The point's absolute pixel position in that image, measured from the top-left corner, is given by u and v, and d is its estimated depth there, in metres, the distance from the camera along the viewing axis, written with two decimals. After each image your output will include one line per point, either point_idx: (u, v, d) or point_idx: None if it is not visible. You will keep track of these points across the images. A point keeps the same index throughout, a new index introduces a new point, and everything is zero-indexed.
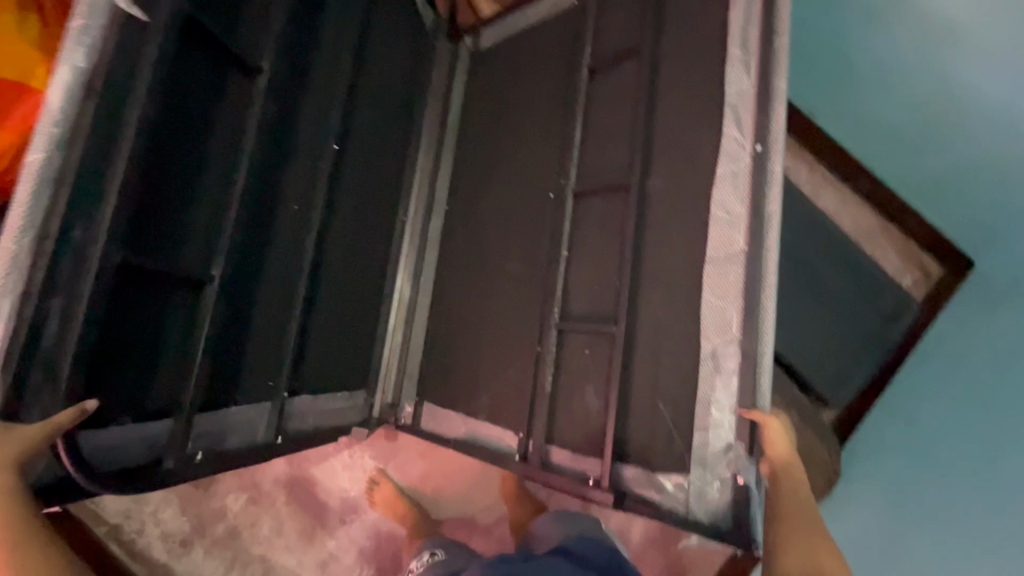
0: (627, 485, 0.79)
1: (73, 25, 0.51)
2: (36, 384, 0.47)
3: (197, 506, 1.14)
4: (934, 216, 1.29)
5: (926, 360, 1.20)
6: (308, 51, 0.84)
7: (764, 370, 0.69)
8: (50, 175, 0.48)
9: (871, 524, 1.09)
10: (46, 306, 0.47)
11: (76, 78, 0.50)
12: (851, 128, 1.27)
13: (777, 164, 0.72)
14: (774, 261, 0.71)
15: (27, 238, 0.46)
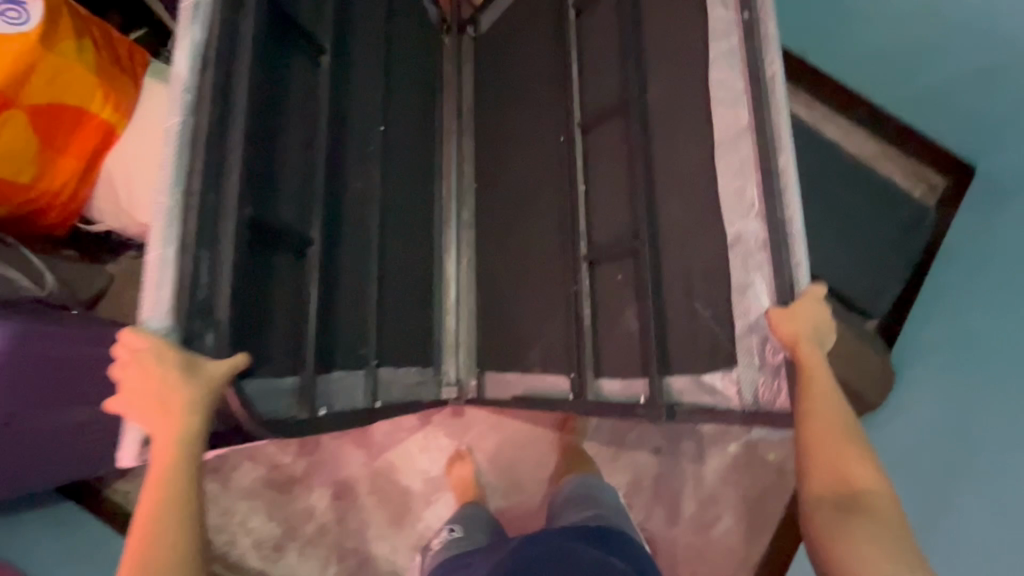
0: (679, 397, 0.81)
1: (186, 21, 0.59)
2: (199, 326, 0.54)
3: (285, 509, 1.18)
4: (927, 127, 1.36)
5: (945, 256, 1.26)
6: (350, 32, 0.91)
7: (796, 238, 0.70)
8: (183, 141, 0.56)
9: (935, 416, 1.14)
10: (199, 257, 0.55)
11: (192, 61, 0.58)
12: (839, 60, 1.35)
13: (768, 26, 0.74)
14: (785, 122, 0.72)
15: (175, 198, 0.54)
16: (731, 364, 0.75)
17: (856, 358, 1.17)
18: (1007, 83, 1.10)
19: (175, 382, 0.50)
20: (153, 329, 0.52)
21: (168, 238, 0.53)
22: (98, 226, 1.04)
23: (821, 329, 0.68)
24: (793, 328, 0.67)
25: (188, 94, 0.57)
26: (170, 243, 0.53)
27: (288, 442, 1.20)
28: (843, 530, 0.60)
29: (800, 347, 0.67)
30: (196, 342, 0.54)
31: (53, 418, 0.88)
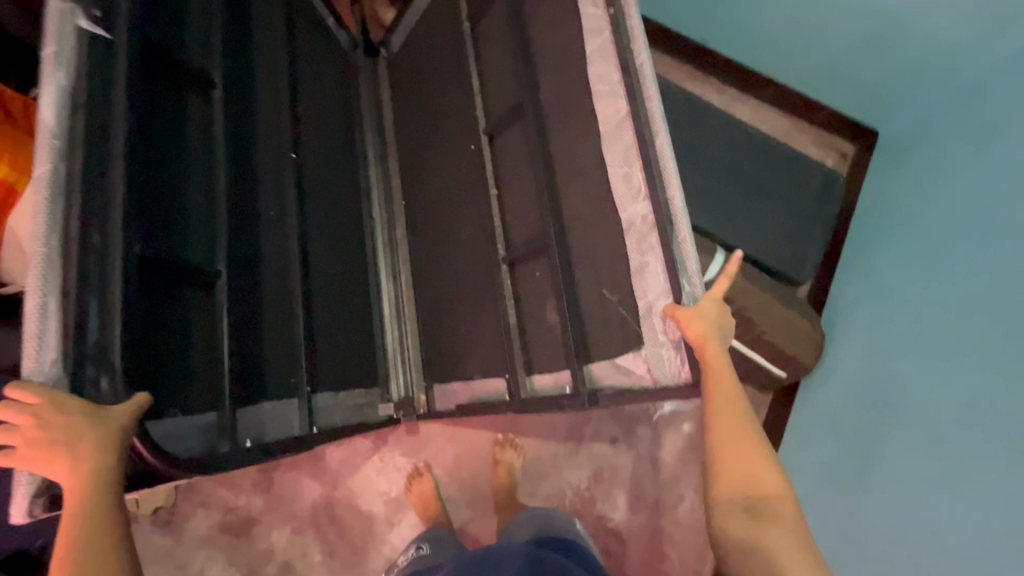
0: (600, 382, 0.82)
1: (47, 56, 0.56)
2: (93, 374, 0.53)
3: (243, 553, 1.15)
4: (829, 99, 1.44)
5: (864, 219, 1.32)
6: (247, 57, 0.90)
7: (678, 216, 0.75)
8: (58, 183, 0.53)
9: (857, 368, 1.17)
10: (84, 303, 0.52)
11: (62, 97, 0.55)
12: (741, 45, 1.42)
13: (633, 21, 0.80)
14: (658, 108, 0.78)
15: (53, 242, 0.51)
16: (639, 342, 0.77)
17: (788, 324, 1.21)
18: (892, 51, 1.18)
19: (81, 429, 0.49)
20: (40, 380, 0.50)
21: (48, 290, 0.51)
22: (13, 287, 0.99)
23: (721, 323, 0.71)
24: (697, 328, 0.69)
25: (60, 137, 0.54)
26: (48, 296, 0.50)
27: (240, 483, 1.18)
28: (752, 536, 0.63)
29: (704, 343, 0.69)
30: (88, 391, 0.52)
31: None
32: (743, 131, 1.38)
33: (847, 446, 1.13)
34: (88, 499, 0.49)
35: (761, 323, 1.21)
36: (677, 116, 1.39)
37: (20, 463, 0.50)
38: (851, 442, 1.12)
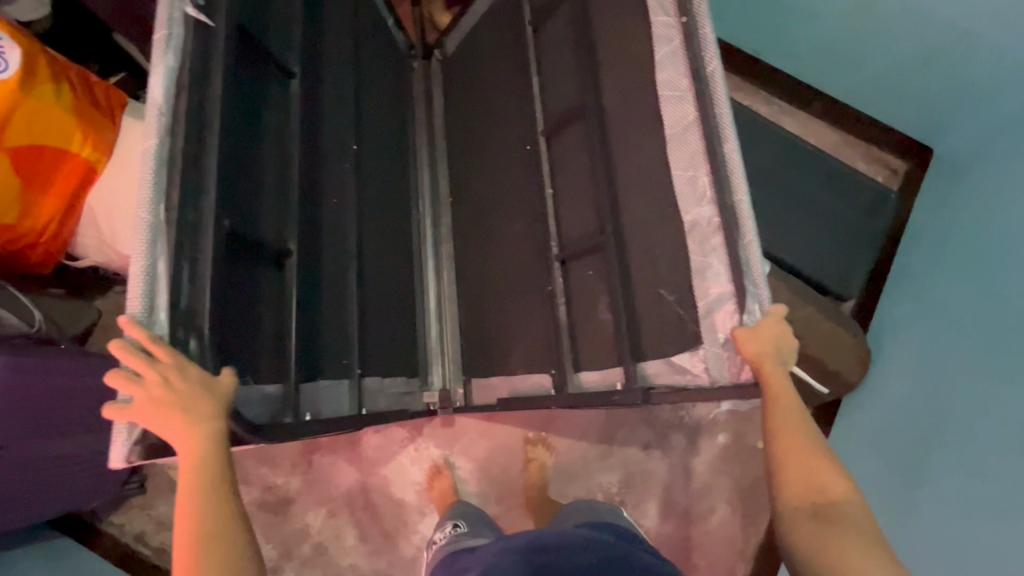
0: (653, 379, 0.84)
1: (161, 38, 0.64)
2: (184, 335, 0.59)
3: (279, 530, 1.19)
4: (883, 116, 1.41)
5: (915, 240, 1.30)
6: (318, 51, 0.95)
7: (747, 217, 0.73)
8: (160, 158, 0.60)
9: (906, 391, 1.17)
10: (181, 268, 0.60)
11: (169, 84, 0.63)
12: (795, 57, 1.41)
13: (705, 28, 0.80)
14: (727, 113, 0.77)
15: (157, 212, 0.59)
16: (699, 343, 0.77)
17: (830, 336, 1.19)
18: (948, 69, 1.16)
19: (199, 395, 0.57)
20: (146, 327, 0.56)
21: (146, 249, 0.57)
22: (83, 260, 1.07)
23: (783, 339, 0.71)
24: (757, 348, 0.71)
25: (170, 121, 0.62)
26: (146, 256, 0.57)
27: (280, 463, 1.22)
28: (824, 540, 0.64)
29: (764, 362, 0.70)
30: (180, 347, 0.58)
31: (45, 444, 0.91)
32: (793, 143, 1.37)
33: (895, 467, 1.12)
34: (201, 453, 0.57)
35: (802, 337, 1.19)
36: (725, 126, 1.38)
37: (132, 415, 0.56)
38: (902, 465, 1.11)
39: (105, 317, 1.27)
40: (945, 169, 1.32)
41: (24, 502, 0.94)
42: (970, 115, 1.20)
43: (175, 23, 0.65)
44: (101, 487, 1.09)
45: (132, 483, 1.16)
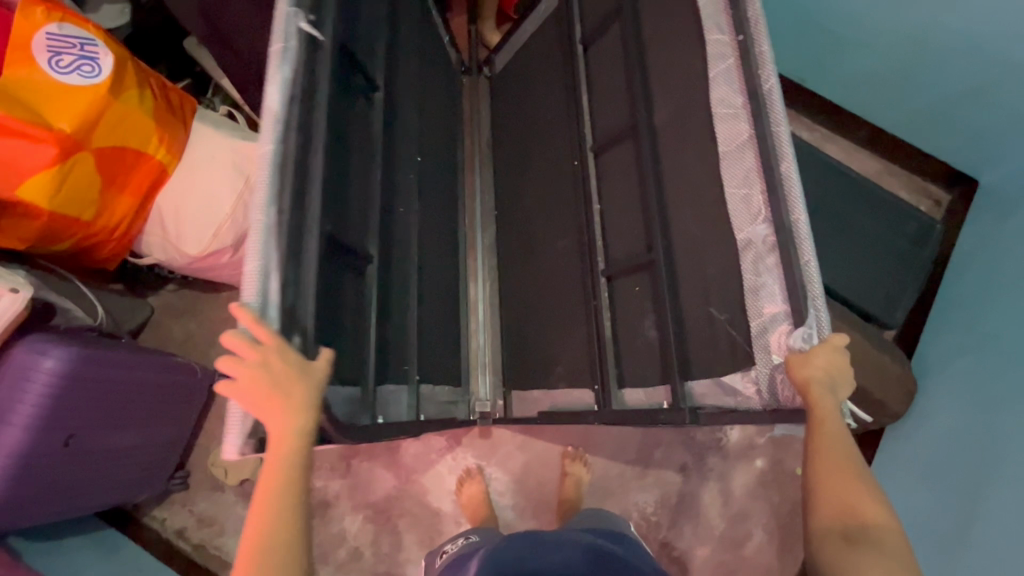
0: (701, 399, 0.82)
1: (276, 49, 0.67)
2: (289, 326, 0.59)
3: (317, 534, 1.20)
4: (927, 146, 1.42)
5: (962, 272, 1.30)
6: (396, 67, 0.98)
7: (804, 237, 0.73)
8: (278, 163, 0.62)
9: (953, 424, 1.13)
10: (292, 267, 0.61)
11: (285, 93, 0.66)
12: (839, 85, 1.42)
13: (763, 47, 0.81)
14: (784, 132, 0.77)
15: (273, 213, 0.60)
16: (751, 364, 0.76)
17: (877, 366, 1.19)
18: (999, 104, 1.18)
19: (295, 380, 0.56)
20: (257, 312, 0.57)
21: (262, 250, 0.58)
22: (146, 258, 1.11)
23: (832, 368, 0.69)
24: (806, 374, 0.68)
25: (283, 128, 0.64)
26: (261, 256, 0.58)
27: (319, 465, 1.24)
28: (848, 559, 0.66)
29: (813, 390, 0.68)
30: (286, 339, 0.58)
31: (108, 437, 0.93)
32: (837, 171, 1.38)
33: (941, 502, 1.09)
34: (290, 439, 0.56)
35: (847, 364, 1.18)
36: None
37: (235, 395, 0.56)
38: (949, 500, 1.07)
39: (156, 315, 1.30)
40: (991, 202, 1.32)
41: (89, 493, 0.96)
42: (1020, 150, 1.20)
43: (289, 38, 0.69)
44: (148, 479, 1.10)
45: (176, 478, 1.20)
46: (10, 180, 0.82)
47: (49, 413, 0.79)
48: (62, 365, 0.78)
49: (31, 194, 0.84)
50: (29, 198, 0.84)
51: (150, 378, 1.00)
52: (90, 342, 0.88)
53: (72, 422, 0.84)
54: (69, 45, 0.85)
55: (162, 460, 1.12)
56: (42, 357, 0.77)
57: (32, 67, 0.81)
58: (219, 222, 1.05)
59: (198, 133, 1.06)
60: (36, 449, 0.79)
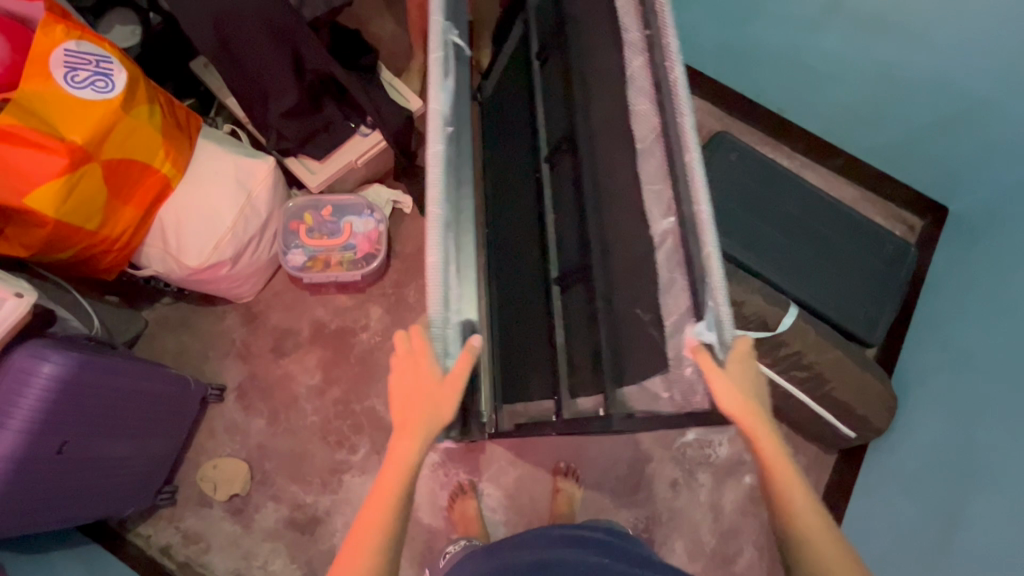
0: (633, 404, 0.88)
1: (435, 59, 0.77)
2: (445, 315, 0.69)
3: (307, 550, 1.19)
4: (899, 174, 1.50)
5: (937, 293, 1.36)
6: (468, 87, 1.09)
7: (708, 230, 0.73)
8: (442, 161, 0.73)
9: (934, 437, 1.16)
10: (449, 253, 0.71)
11: (442, 100, 0.77)
12: (816, 116, 1.50)
13: (668, 37, 0.81)
14: (688, 119, 0.77)
15: (443, 206, 0.71)
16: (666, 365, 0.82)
17: (859, 382, 1.22)
18: (966, 133, 1.28)
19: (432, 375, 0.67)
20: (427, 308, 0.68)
21: (439, 242, 0.69)
22: (144, 270, 1.12)
23: (750, 374, 0.71)
24: (727, 388, 0.69)
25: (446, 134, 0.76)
26: (440, 250, 0.68)
27: (311, 480, 1.23)
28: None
29: (738, 404, 0.69)
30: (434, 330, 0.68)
31: (102, 444, 0.93)
32: (817, 196, 1.44)
33: (925, 517, 1.10)
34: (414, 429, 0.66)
35: (829, 379, 1.22)
36: (750, 176, 1.46)
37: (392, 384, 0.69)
38: (932, 512, 1.09)
39: (149, 328, 1.30)
40: (961, 227, 1.40)
41: (83, 504, 0.95)
42: (989, 176, 1.30)
43: (443, 49, 0.79)
44: (138, 492, 1.09)
45: (164, 493, 1.18)
46: (18, 189, 0.83)
47: (45, 417, 0.79)
48: (63, 369, 0.80)
49: (38, 203, 0.85)
50: (36, 207, 0.85)
51: (141, 386, 1.00)
52: (87, 349, 0.90)
53: (64, 428, 0.84)
54: (86, 61, 0.88)
55: (151, 473, 1.12)
56: (41, 362, 0.78)
57: (47, 80, 0.83)
58: (220, 236, 1.08)
59: (202, 150, 1.09)
60: (32, 453, 0.79)
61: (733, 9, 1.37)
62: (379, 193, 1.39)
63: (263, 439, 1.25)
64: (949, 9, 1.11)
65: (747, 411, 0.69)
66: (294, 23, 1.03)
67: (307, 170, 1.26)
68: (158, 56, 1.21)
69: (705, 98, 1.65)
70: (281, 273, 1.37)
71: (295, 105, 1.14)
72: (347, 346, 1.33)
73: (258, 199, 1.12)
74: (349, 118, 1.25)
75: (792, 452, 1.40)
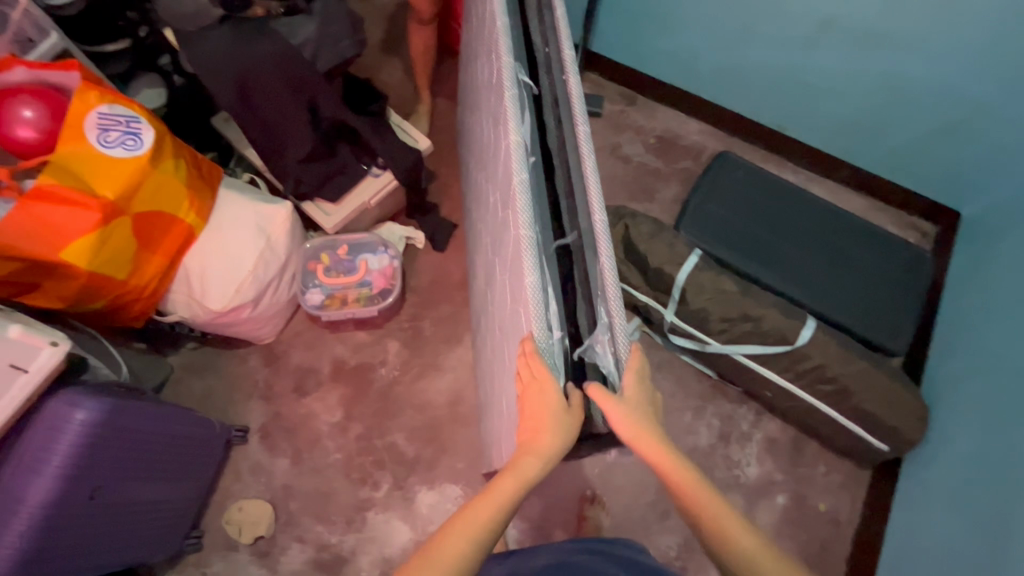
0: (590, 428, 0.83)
1: (507, 99, 0.88)
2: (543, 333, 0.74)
3: None
4: (907, 181, 1.49)
5: (960, 298, 1.33)
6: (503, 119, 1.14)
7: (603, 236, 0.77)
8: (524, 189, 0.81)
9: (970, 445, 1.12)
10: (541, 270, 0.78)
11: (519, 135, 0.86)
12: (818, 131, 1.52)
13: (566, 53, 0.91)
14: (584, 132, 0.84)
15: (533, 229, 0.79)
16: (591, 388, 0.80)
17: (886, 393, 1.19)
18: (969, 135, 1.29)
19: (550, 395, 0.71)
20: (537, 335, 0.74)
21: (535, 265, 0.76)
22: (170, 316, 1.16)
23: (646, 392, 0.72)
24: (627, 420, 0.67)
25: (525, 162, 0.83)
26: (537, 272, 0.76)
27: (336, 519, 1.23)
28: None
29: (637, 437, 0.67)
30: (539, 352, 0.74)
31: (131, 488, 0.94)
32: (826, 209, 1.45)
33: (967, 531, 1.04)
34: (543, 442, 0.69)
35: (855, 392, 1.19)
36: (752, 193, 1.48)
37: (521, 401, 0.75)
38: (973, 524, 1.04)
39: (176, 373, 1.33)
40: (976, 230, 1.39)
41: (114, 549, 0.96)
42: (1003, 174, 1.31)
43: (514, 89, 0.89)
44: (166, 537, 1.09)
45: (191, 538, 1.18)
46: (55, 244, 0.88)
47: (75, 462, 0.81)
48: (94, 416, 0.82)
49: (73, 256, 0.90)
50: (71, 260, 0.90)
51: (168, 427, 1.02)
52: (118, 394, 0.93)
53: (95, 474, 0.85)
54: (116, 122, 0.93)
55: (178, 518, 1.12)
56: (74, 409, 0.81)
57: (82, 142, 0.88)
58: (241, 280, 1.12)
59: (223, 198, 1.14)
60: (65, 498, 0.80)
61: (726, 36, 1.43)
62: (393, 231, 1.44)
63: (287, 479, 1.26)
64: (938, 19, 1.15)
65: (645, 446, 0.67)
66: (308, 74, 1.08)
67: (322, 212, 1.31)
68: (183, 115, 1.29)
69: (705, 121, 1.69)
70: (302, 313, 1.40)
71: (309, 152, 1.19)
72: (367, 382, 1.34)
73: (277, 242, 1.16)
74: (361, 160, 1.31)
75: (824, 470, 1.36)
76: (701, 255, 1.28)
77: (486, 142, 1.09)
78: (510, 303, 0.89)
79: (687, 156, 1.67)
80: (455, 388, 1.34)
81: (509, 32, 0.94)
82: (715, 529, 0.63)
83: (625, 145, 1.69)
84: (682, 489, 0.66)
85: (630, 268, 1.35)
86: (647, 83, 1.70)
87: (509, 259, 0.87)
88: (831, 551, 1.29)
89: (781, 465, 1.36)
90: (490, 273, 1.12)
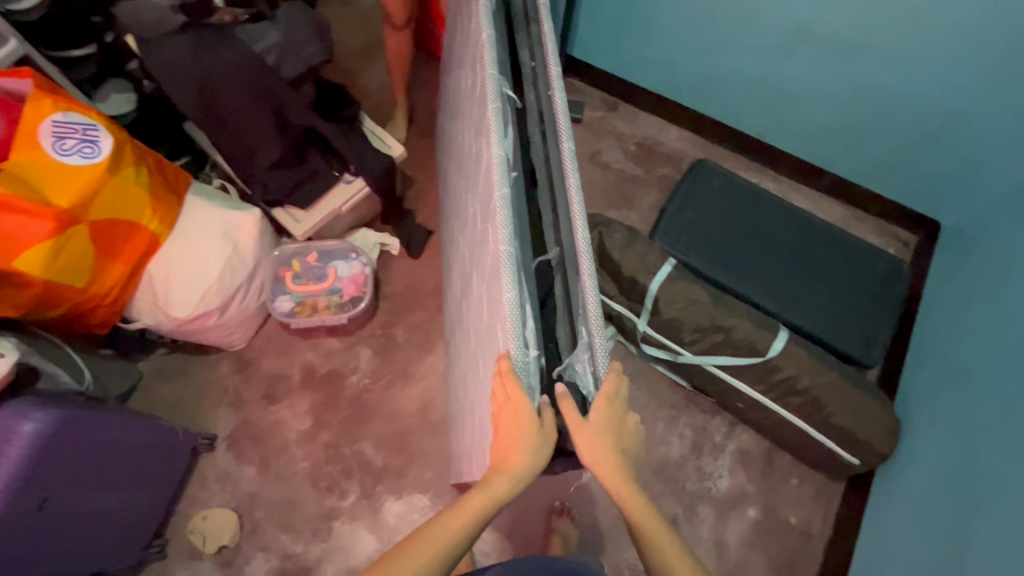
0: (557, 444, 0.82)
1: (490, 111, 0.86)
2: (519, 351, 0.72)
3: None
4: (886, 191, 1.47)
5: (935, 310, 1.32)
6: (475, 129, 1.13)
7: (585, 254, 0.76)
8: (505, 204, 0.80)
9: (938, 459, 1.11)
10: (518, 286, 0.76)
11: (501, 148, 0.84)
12: (798, 139, 1.50)
13: (551, 67, 0.90)
14: (569, 150, 0.83)
15: (512, 245, 0.77)
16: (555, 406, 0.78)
17: (857, 406, 1.18)
18: (946, 146, 1.28)
19: (525, 418, 0.69)
20: (512, 353, 0.72)
21: (514, 282, 0.75)
22: (134, 323, 1.16)
23: (620, 415, 0.71)
24: (594, 444, 0.68)
25: (508, 177, 0.82)
26: (515, 289, 0.74)
27: (301, 529, 1.22)
28: None
29: (604, 464, 0.68)
30: (515, 370, 0.71)
31: (86, 498, 0.94)
32: (808, 220, 1.44)
33: (932, 547, 1.03)
34: (515, 464, 0.69)
35: (826, 405, 1.18)
36: (730, 202, 1.46)
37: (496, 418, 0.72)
38: (937, 539, 1.03)
39: (145, 379, 1.33)
40: (955, 242, 1.37)
41: (69, 559, 0.95)
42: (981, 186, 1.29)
43: (496, 101, 0.87)
44: (126, 544, 1.09)
45: (154, 546, 1.18)
46: (9, 253, 0.88)
47: (24, 474, 0.80)
48: (44, 427, 0.82)
49: (27, 265, 0.89)
50: (24, 269, 0.89)
51: (126, 436, 1.02)
52: (74, 403, 0.93)
53: (46, 485, 0.84)
54: (73, 130, 0.93)
55: (139, 526, 1.11)
56: (23, 421, 0.80)
57: (37, 150, 0.89)
58: (206, 287, 1.11)
59: (192, 207, 1.13)
60: (14, 509, 0.79)
61: (704, 43, 1.42)
62: (367, 237, 1.43)
63: (254, 488, 1.25)
64: (910, 30, 1.13)
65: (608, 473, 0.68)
66: (272, 82, 1.08)
67: (293, 220, 1.30)
68: (151, 121, 1.28)
69: (686, 128, 1.68)
70: (273, 319, 1.39)
71: (277, 159, 1.18)
72: (337, 390, 1.33)
73: (245, 249, 1.15)
74: (333, 167, 1.29)
75: (797, 482, 1.34)
76: (674, 265, 1.26)
77: (466, 152, 1.08)
78: (486, 317, 0.87)
79: (667, 163, 1.65)
80: (425, 397, 1.33)
81: (494, 44, 0.92)
82: (659, 553, 0.68)
83: (604, 151, 1.67)
84: (636, 513, 0.68)
85: (602, 276, 1.33)
86: (628, 90, 1.69)
87: (487, 273, 0.86)
88: (802, 564, 1.28)
89: (753, 476, 1.35)
90: (464, 283, 1.11)
